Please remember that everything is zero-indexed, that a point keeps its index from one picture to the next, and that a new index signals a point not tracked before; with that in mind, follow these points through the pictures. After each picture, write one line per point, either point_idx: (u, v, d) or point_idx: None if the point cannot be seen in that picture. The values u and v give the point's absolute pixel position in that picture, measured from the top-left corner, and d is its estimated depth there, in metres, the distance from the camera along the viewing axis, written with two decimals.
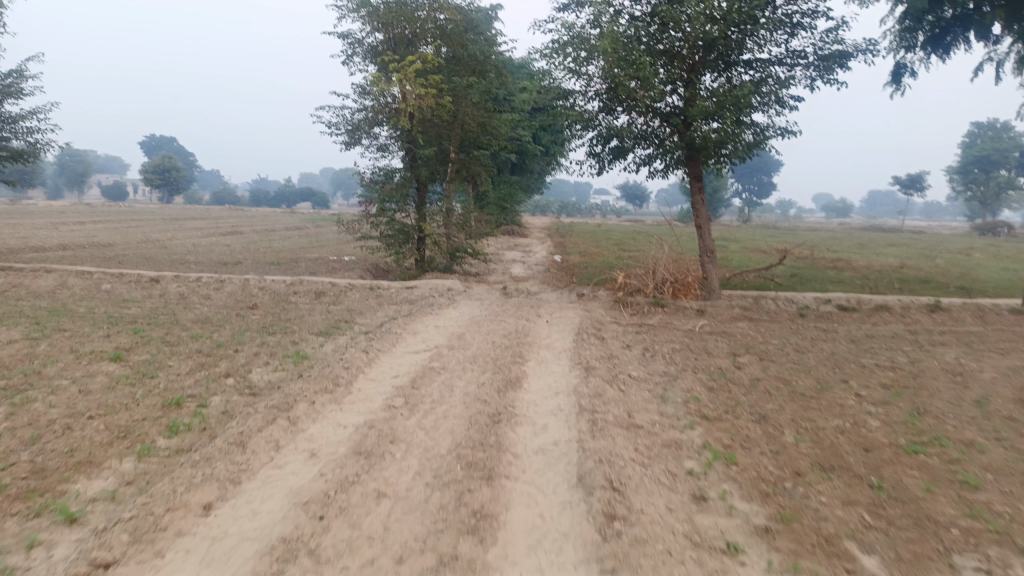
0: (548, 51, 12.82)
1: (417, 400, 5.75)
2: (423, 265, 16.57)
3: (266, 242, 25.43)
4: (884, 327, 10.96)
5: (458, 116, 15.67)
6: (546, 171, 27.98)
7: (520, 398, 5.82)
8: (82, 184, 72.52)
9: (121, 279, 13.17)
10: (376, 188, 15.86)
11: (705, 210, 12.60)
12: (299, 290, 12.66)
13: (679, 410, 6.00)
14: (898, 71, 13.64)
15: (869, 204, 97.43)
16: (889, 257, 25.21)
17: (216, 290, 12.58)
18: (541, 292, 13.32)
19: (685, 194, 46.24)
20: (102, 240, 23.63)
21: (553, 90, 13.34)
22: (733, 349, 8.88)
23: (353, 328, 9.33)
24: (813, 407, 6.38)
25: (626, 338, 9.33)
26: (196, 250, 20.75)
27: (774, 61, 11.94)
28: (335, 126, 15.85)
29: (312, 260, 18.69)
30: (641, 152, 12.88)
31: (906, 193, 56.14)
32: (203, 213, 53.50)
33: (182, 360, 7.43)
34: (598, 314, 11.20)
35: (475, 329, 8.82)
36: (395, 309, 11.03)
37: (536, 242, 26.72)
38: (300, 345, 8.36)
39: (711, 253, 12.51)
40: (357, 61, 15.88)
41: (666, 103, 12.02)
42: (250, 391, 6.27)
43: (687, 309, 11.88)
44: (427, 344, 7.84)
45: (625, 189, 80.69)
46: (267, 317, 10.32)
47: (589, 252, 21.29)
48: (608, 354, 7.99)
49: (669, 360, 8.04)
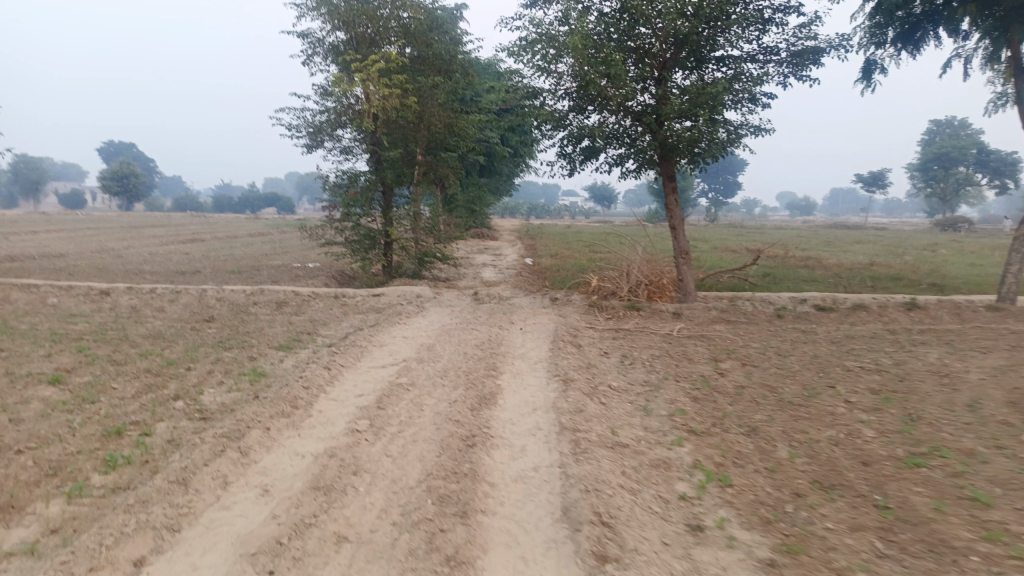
0: (515, 48, 12.43)
1: (383, 422, 5.29)
2: (391, 271, 16.08)
3: (228, 250, 24.67)
4: (863, 328, 10.75)
5: (424, 118, 15.21)
6: (515, 173, 27.63)
7: (496, 417, 5.39)
8: (37, 192, 70.48)
9: (69, 292, 12.46)
10: (340, 193, 15.31)
11: (679, 210, 12.30)
12: (260, 300, 12.09)
13: (665, 424, 5.63)
14: (869, 67, 13.48)
15: (832, 201, 98.70)
16: (857, 255, 25.23)
17: (171, 302, 11.95)
18: (513, 297, 12.92)
19: (653, 194, 46.26)
20: (54, 250, 22.67)
21: (521, 89, 12.95)
22: (714, 354, 8.56)
23: (316, 341, 8.83)
24: (804, 417, 6.06)
25: (603, 344, 8.97)
26: (154, 259, 19.97)
27: (746, 58, 11.70)
28: (296, 128, 15.28)
29: (275, 268, 18.06)
30: (613, 152, 12.56)
31: (869, 191, 56.91)
32: (163, 219, 52.14)
33: (127, 381, 6.86)
34: (573, 320, 10.83)
35: (445, 339, 8.38)
36: (361, 318, 10.53)
37: (506, 245, 26.34)
38: (258, 361, 7.83)
39: (686, 254, 12.23)
40: (318, 61, 15.33)
41: (638, 101, 11.71)
42: (200, 416, 5.75)
43: (663, 313, 11.57)
44: (395, 357, 7.39)
45: (593, 190, 80.65)
46: (225, 331, 9.75)
47: (561, 255, 20.95)
48: (586, 363, 7.60)
49: (650, 368, 7.69)
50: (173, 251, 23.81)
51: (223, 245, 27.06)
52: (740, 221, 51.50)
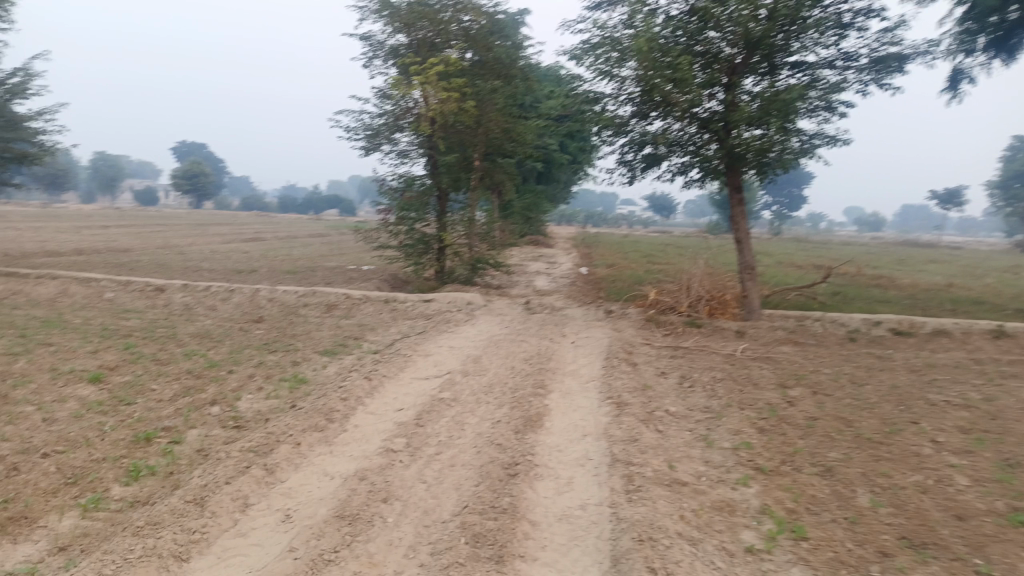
0: (578, 52, 12.02)
1: (420, 442, 4.93)
2: (443, 276, 15.82)
3: (286, 249, 24.93)
4: (946, 356, 9.92)
5: (482, 122, 14.94)
6: (573, 181, 27.21)
7: (542, 442, 4.98)
8: (113, 189, 73.40)
9: (126, 287, 12.58)
10: (396, 196, 15.26)
11: (746, 223, 11.66)
12: (310, 302, 11.94)
13: (728, 459, 5.11)
14: (956, 76, 12.59)
15: (903, 218, 94.76)
16: (932, 275, 23.77)
17: (223, 301, 11.92)
18: (567, 307, 12.48)
19: (715, 206, 45.08)
20: (121, 245, 23.26)
21: (582, 94, 12.51)
22: (782, 379, 7.94)
23: (361, 347, 8.58)
24: (886, 457, 5.44)
25: (661, 363, 8.43)
26: (214, 257, 20.23)
27: (824, 64, 11.01)
28: (354, 131, 15.20)
29: (329, 269, 18.05)
30: (676, 160, 12.00)
31: (944, 208, 54.30)
32: (228, 218, 53.35)
33: (167, 383, 6.70)
34: (629, 335, 10.33)
35: (494, 351, 8.00)
36: (409, 325, 10.26)
37: (562, 253, 25.90)
38: (301, 366, 7.59)
39: (751, 269, 11.58)
40: (379, 63, 15.21)
41: (705, 107, 11.14)
42: (233, 425, 5.50)
43: (725, 331, 10.95)
44: (440, 369, 7.03)
45: (653, 200, 79.40)
46: (272, 333, 9.59)
47: (617, 265, 20.40)
48: (642, 384, 7.11)
49: (711, 393, 7.14)
50: (233, 249, 24.18)
51: (282, 245, 27.35)
52: (805, 235, 49.73)
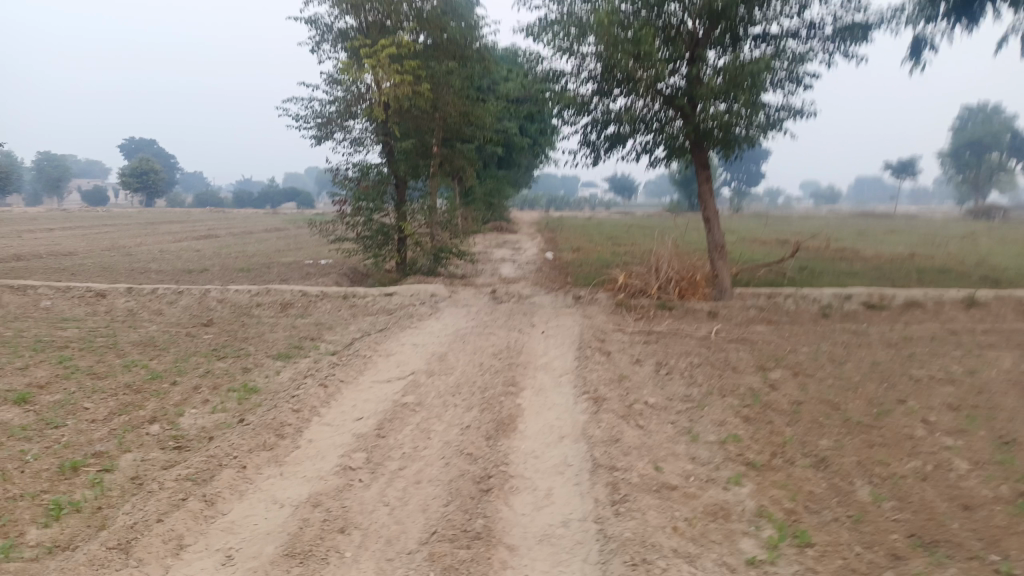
0: (535, 29, 11.54)
1: (382, 456, 4.46)
2: (405, 268, 15.27)
3: (240, 246, 24.06)
4: (920, 328, 9.75)
5: (438, 106, 14.38)
6: (534, 165, 26.79)
7: (516, 449, 4.55)
8: (58, 190, 70.81)
9: (65, 294, 11.80)
10: (350, 186, 14.64)
11: (714, 201, 11.35)
12: (264, 302, 11.32)
13: (717, 455, 4.75)
14: (918, 44, 12.42)
15: (858, 189, 96.31)
16: (892, 246, 23.92)
17: (170, 305, 11.23)
18: (534, 295, 12.06)
19: (675, 185, 45.06)
20: (64, 248, 22.18)
21: (541, 73, 12.06)
22: (761, 362, 7.64)
23: (318, 348, 8.05)
24: (880, 443, 5.14)
25: (635, 351, 8.07)
26: (163, 257, 19.34)
27: (788, 34, 10.73)
28: (304, 120, 14.54)
29: (285, 265, 17.36)
30: (641, 138, 11.63)
31: (897, 179, 55.17)
32: (181, 216, 51.71)
33: (102, 399, 6.10)
34: (599, 321, 9.96)
35: (460, 347, 7.54)
36: (369, 322, 9.73)
37: (526, 238, 25.51)
38: (252, 373, 7.04)
39: (721, 248, 11.30)
40: (327, 47, 14.52)
41: (669, 82, 10.77)
42: (173, 445, 4.96)
43: (697, 312, 10.65)
44: (403, 370, 6.55)
45: (613, 182, 79.43)
46: (222, 337, 9.00)
47: (582, 249, 20.06)
48: (618, 375, 6.72)
49: (690, 380, 6.79)
50: (184, 248, 23.26)
51: (236, 241, 26.45)
52: (765, 211, 50.07)
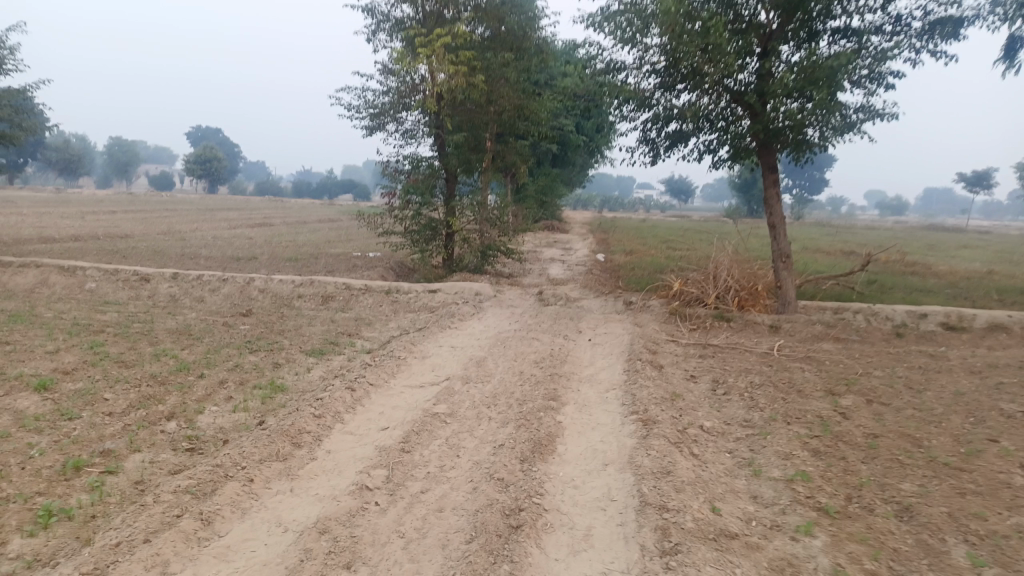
0: (597, 19, 10.98)
1: (404, 475, 4.02)
2: (451, 265, 14.89)
3: (292, 235, 24.11)
4: (1006, 355, 8.87)
5: (493, 99, 13.95)
6: (589, 164, 26.22)
7: (554, 477, 4.06)
8: (125, 174, 73.09)
9: (112, 277, 11.77)
10: (401, 179, 14.38)
11: (781, 207, 10.63)
12: (305, 293, 11.06)
13: (783, 496, 4.17)
14: (1013, 44, 11.39)
15: (926, 201, 92.41)
16: (967, 262, 22.51)
17: (212, 292, 11.07)
18: (583, 298, 11.52)
19: (734, 189, 43.77)
20: (122, 231, 22.56)
21: (600, 66, 11.49)
22: (829, 385, 6.96)
23: (353, 346, 7.69)
24: (973, 491, 4.46)
25: (689, 365, 7.46)
26: (215, 244, 19.43)
27: (871, 29, 9.93)
28: (356, 109, 14.29)
29: (333, 256, 17.21)
30: (704, 136, 10.97)
31: (971, 192, 52.51)
32: (240, 203, 52.67)
33: (124, 390, 5.82)
34: (651, 330, 9.38)
35: (501, 353, 7.07)
36: (409, 321, 9.35)
37: (578, 238, 24.98)
38: (281, 370, 6.70)
39: (786, 257, 10.57)
40: (383, 37, 14.22)
41: (738, 78, 10.09)
42: (185, 447, 4.60)
43: (757, 325, 9.95)
44: (438, 374, 6.12)
45: (669, 184, 78.10)
46: (259, 328, 8.72)
47: (635, 252, 19.43)
48: (671, 393, 6.15)
49: (750, 403, 6.16)
50: (237, 234, 23.45)
51: (289, 231, 26.63)
52: (827, 220, 48.27)
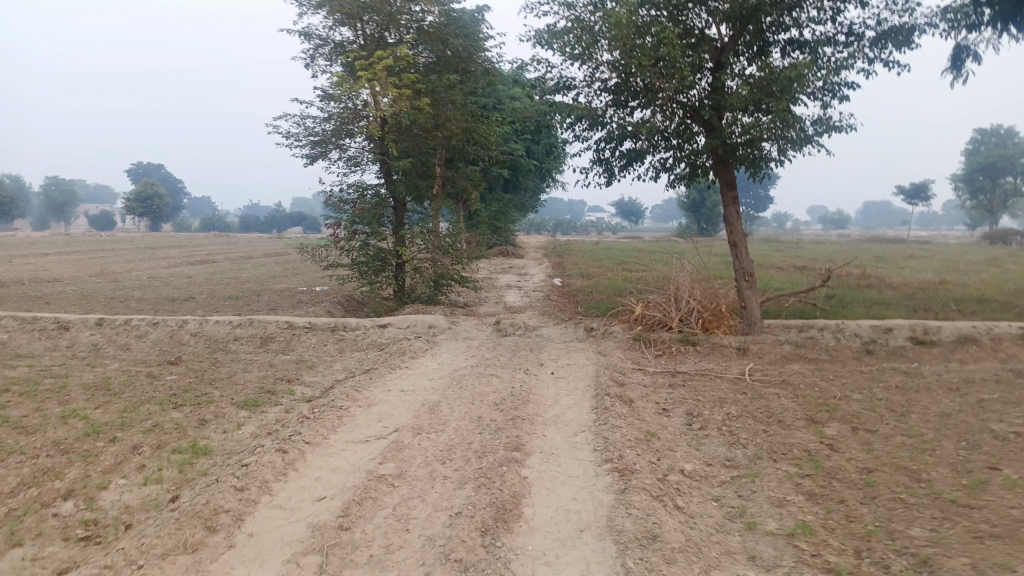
0: (544, 36, 10.56)
1: (342, 563, 3.36)
2: (402, 296, 14.20)
3: (235, 272, 23.05)
4: (980, 368, 8.59)
5: (439, 122, 13.41)
6: (541, 188, 25.87)
7: (523, 554, 3.44)
8: (61, 215, 70.34)
9: (28, 327, 10.75)
10: (345, 209, 13.67)
11: (741, 224, 10.28)
12: (242, 335, 10.24)
13: (786, 557, 3.62)
14: (959, 53, 11.34)
15: (867, 214, 95.13)
16: (918, 272, 22.69)
17: (139, 339, 10.15)
18: (541, 327, 10.96)
19: (684, 208, 44.04)
20: (50, 274, 21.21)
21: (550, 85, 11.07)
22: (810, 412, 6.50)
23: (293, 394, 6.96)
24: (990, 534, 3.97)
25: (660, 397, 6.93)
26: (151, 284, 18.30)
27: (821, 41, 9.73)
28: (296, 138, 13.60)
29: (277, 292, 16.34)
30: (659, 154, 10.61)
31: (910, 203, 53.90)
32: (183, 241, 50.96)
33: (17, 464, 4.99)
34: (616, 358, 8.86)
35: (456, 394, 6.43)
36: (355, 361, 8.63)
37: (533, 263, 24.55)
38: (207, 428, 5.93)
39: (750, 276, 10.20)
40: (321, 61, 13.59)
41: (692, 93, 9.76)
42: (79, 536, 3.82)
43: (725, 348, 9.52)
44: (386, 425, 5.46)
45: (620, 205, 78.76)
46: (188, 378, 7.89)
47: (592, 274, 19.00)
48: (645, 432, 5.59)
49: (731, 438, 5.64)
50: (176, 273, 22.29)
51: (233, 267, 25.54)
52: (776, 235, 48.97)
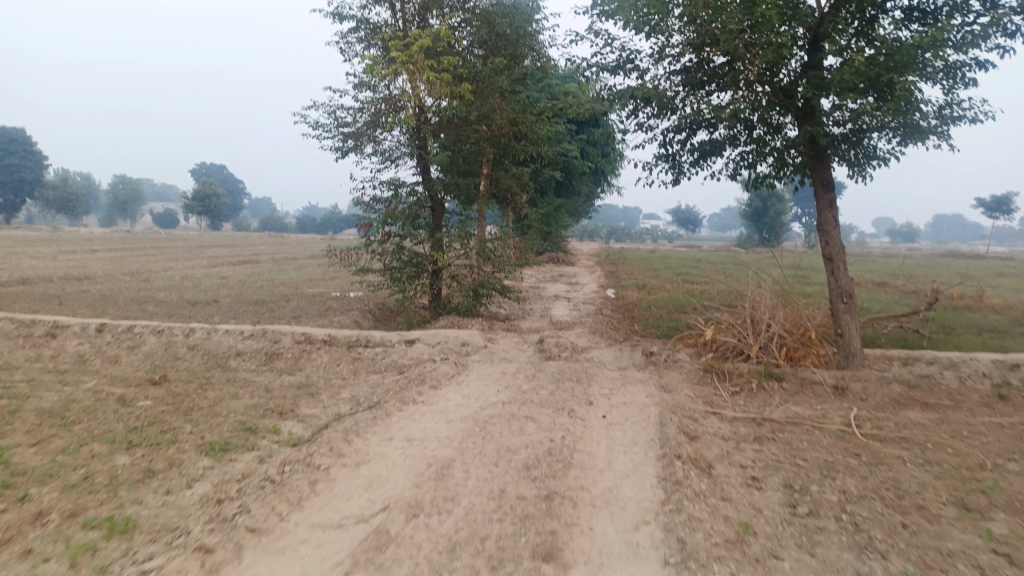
0: (606, 6, 8.99)
1: None
2: (438, 306, 12.79)
3: (270, 273, 21.97)
4: None
5: (485, 114, 11.95)
6: (595, 192, 24.25)
7: None
8: (122, 212, 71.57)
9: (17, 332, 9.64)
10: (377, 209, 12.26)
11: (838, 234, 8.49)
12: (246, 350, 8.91)
13: None
14: None
15: (938, 227, 90.03)
16: (1019, 293, 20.02)
17: (130, 351, 8.89)
18: (592, 349, 9.37)
19: (746, 217, 41.64)
20: (84, 272, 20.45)
21: (610, 66, 9.53)
22: (958, 494, 4.74)
23: (278, 437, 5.55)
24: None
25: (746, 460, 5.29)
26: (178, 285, 17.23)
27: (948, 11, 7.91)
28: (326, 129, 12.34)
29: (307, 298, 15.10)
30: (740, 146, 8.97)
31: (992, 217, 49.80)
32: (237, 240, 50.80)
33: None
34: (683, 395, 7.21)
35: (475, 449, 4.90)
36: (366, 389, 7.17)
37: (586, 272, 22.92)
38: (146, 487, 4.50)
39: (848, 297, 8.40)
40: (356, 44, 12.27)
41: (785, 74, 8.05)
42: None
43: (818, 386, 7.76)
44: (373, 498, 4.00)
45: (678, 215, 76.24)
46: (162, 404, 6.54)
47: (650, 286, 17.25)
48: (733, 525, 3.97)
49: (857, 539, 3.98)
50: (211, 273, 21.29)
51: (272, 268, 24.47)
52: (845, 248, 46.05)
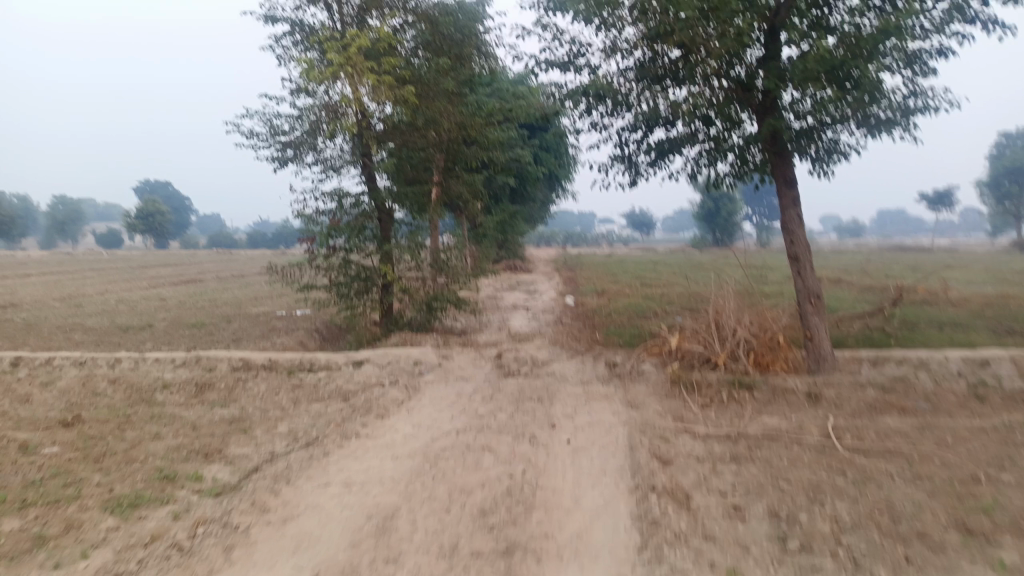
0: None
1: None
2: (390, 322, 12.11)
3: (214, 293, 20.91)
4: None
5: (431, 119, 11.35)
6: (550, 198, 23.84)
7: None
8: (60, 234, 68.68)
9: None
10: (320, 221, 11.51)
11: (803, 232, 8.13)
12: (176, 380, 8.13)
13: None
14: None
15: (882, 221, 92.30)
16: (971, 284, 20.16)
17: (42, 387, 8.02)
18: (553, 362, 8.84)
19: (700, 218, 41.79)
20: (11, 299, 19.12)
21: (561, 63, 9.04)
22: (956, 515, 4.33)
23: (199, 485, 4.86)
24: None
25: (725, 485, 4.80)
26: (111, 310, 16.14)
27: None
28: (263, 138, 11.60)
29: (250, 318, 14.25)
30: (698, 144, 8.57)
31: (935, 211, 50.95)
32: (182, 258, 49.07)
33: None
34: (651, 412, 6.71)
35: (424, 493, 4.30)
36: (306, 421, 6.49)
37: (544, 279, 22.45)
38: (31, 561, 3.77)
39: (817, 298, 8.03)
40: (292, 47, 11.54)
41: (744, 66, 7.66)
42: None
43: (790, 394, 7.36)
44: (301, 565, 3.39)
45: (632, 218, 76.62)
46: (70, 450, 5.76)
47: (609, 291, 16.85)
48: (721, 572, 3.47)
49: None
50: (151, 295, 20.17)
51: (217, 287, 23.38)
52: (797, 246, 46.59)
